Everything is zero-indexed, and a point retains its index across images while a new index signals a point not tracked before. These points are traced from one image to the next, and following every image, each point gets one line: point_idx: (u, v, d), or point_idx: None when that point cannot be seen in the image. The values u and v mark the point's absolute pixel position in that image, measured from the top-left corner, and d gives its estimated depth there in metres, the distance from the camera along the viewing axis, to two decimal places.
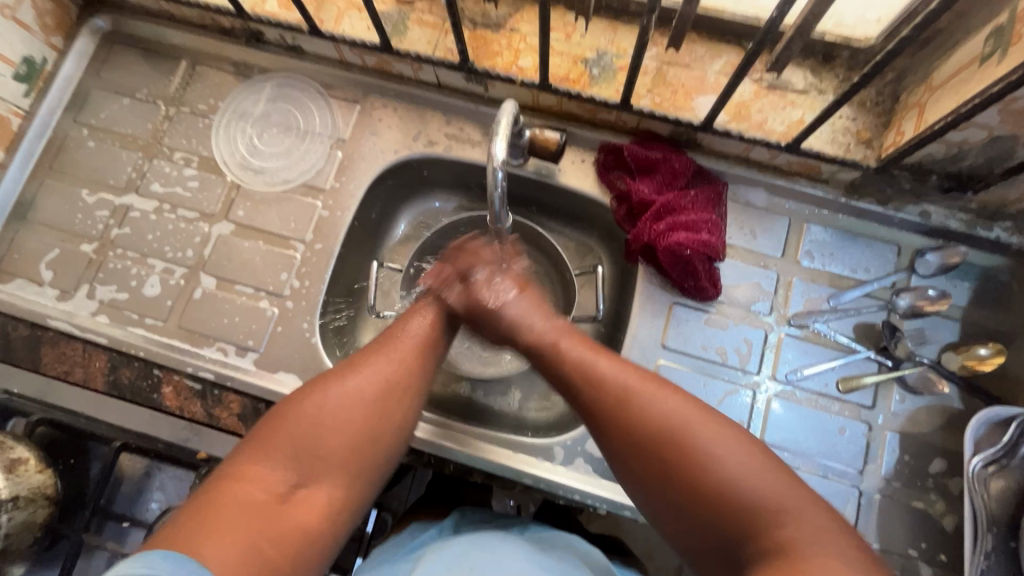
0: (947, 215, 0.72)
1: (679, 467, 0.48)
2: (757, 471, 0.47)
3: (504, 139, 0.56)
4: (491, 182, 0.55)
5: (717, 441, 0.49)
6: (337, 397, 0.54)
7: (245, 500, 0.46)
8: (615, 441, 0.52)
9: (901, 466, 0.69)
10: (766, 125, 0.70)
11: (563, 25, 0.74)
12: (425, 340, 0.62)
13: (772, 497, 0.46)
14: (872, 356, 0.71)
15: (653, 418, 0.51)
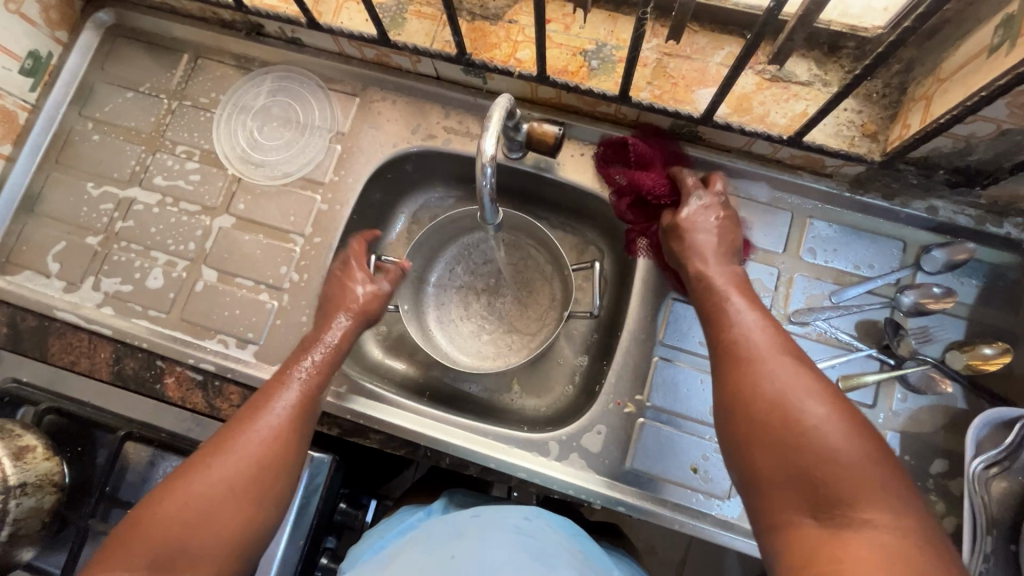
0: (955, 211, 0.71)
1: (784, 432, 0.47)
2: (863, 464, 0.45)
3: (495, 135, 0.55)
4: (480, 177, 0.55)
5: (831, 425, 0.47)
6: (199, 485, 0.56)
7: (147, 536, 0.53)
8: (727, 383, 0.53)
9: (901, 466, 0.68)
10: (768, 118, 0.68)
11: (562, 16, 0.73)
12: (293, 417, 0.62)
13: (858, 476, 0.44)
14: (874, 354, 0.70)
15: (772, 378, 0.51)
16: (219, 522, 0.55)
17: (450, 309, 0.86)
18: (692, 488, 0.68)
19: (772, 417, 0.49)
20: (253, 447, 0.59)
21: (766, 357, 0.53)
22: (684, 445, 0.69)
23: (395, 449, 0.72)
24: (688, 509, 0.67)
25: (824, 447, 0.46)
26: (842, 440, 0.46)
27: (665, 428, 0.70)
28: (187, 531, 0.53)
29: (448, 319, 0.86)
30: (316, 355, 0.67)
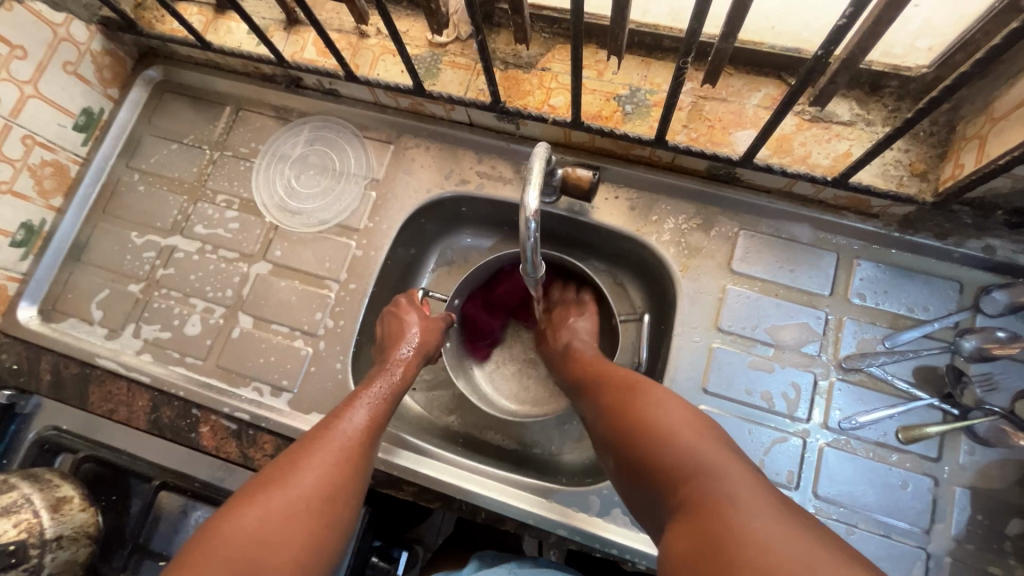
0: (1015, 250, 0.67)
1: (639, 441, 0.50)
2: (705, 455, 0.46)
3: (537, 189, 0.54)
4: (523, 231, 0.54)
5: (682, 429, 0.49)
6: (273, 497, 0.52)
7: (217, 551, 0.47)
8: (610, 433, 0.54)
9: (974, 527, 0.63)
10: (810, 159, 0.67)
11: (595, 63, 0.73)
12: (365, 434, 0.60)
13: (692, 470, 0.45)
14: (935, 404, 0.66)
15: (627, 407, 0.53)
16: (291, 540, 0.49)
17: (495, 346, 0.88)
18: None
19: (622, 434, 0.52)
20: (325, 463, 0.55)
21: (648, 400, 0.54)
22: None
23: (430, 503, 0.70)
24: None
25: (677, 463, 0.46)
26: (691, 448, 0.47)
27: None
28: (257, 555, 0.47)
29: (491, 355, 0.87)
30: (387, 379, 0.66)
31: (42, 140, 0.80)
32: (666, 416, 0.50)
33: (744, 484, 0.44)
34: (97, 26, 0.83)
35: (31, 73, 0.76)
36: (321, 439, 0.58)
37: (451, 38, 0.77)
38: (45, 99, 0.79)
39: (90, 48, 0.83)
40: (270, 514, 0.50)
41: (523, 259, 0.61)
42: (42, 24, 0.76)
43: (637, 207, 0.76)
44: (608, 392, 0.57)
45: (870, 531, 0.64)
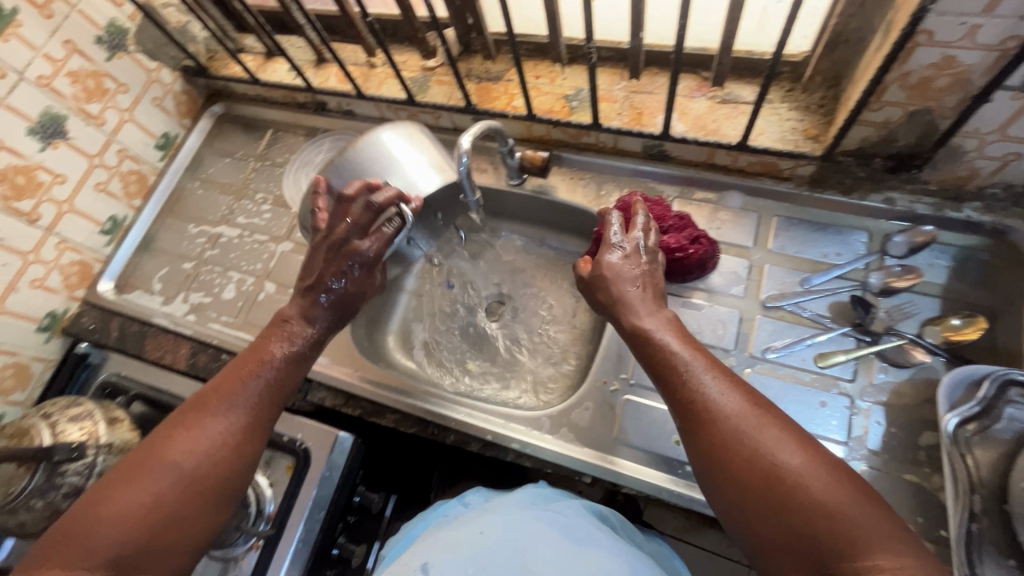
0: (912, 200, 0.76)
1: (760, 475, 0.48)
2: (846, 496, 0.45)
3: (471, 136, 0.72)
4: (458, 163, 0.71)
5: (816, 474, 0.47)
6: (132, 487, 0.55)
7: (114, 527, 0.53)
8: (702, 442, 0.52)
9: (889, 439, 0.68)
10: (721, 131, 0.80)
11: (548, 73, 0.91)
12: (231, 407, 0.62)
13: (827, 508, 0.45)
14: (848, 332, 0.74)
15: (738, 435, 0.50)
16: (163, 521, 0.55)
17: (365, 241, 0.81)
18: (676, 459, 0.71)
19: (726, 460, 0.50)
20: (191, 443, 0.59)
21: (727, 412, 0.52)
22: (667, 418, 0.74)
23: (407, 427, 0.82)
24: (676, 479, 0.70)
25: (812, 496, 0.45)
26: (820, 483, 0.46)
27: (648, 403, 0.76)
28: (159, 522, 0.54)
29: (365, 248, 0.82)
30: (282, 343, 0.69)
31: (131, 153, 1.05)
32: (789, 464, 0.48)
33: (884, 533, 0.43)
34: (180, 72, 1.10)
35: (130, 104, 1.02)
36: (186, 423, 0.60)
37: (438, 63, 0.98)
38: (137, 123, 1.04)
39: (172, 88, 1.10)
40: (144, 504, 0.55)
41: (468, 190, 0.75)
42: (140, 68, 1.02)
43: (589, 185, 0.91)
44: (716, 402, 0.53)
45: None
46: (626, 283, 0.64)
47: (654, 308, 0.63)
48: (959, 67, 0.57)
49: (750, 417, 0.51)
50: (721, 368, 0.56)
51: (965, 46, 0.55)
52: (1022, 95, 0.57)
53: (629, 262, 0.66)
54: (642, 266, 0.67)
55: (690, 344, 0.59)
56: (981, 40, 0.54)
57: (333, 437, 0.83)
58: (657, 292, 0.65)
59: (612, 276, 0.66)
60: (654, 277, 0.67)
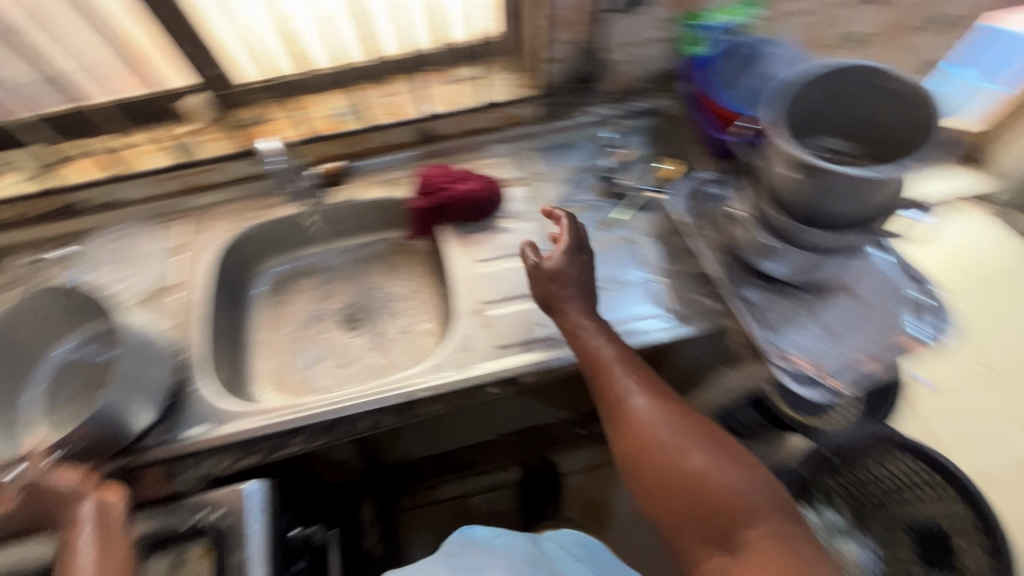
0: (602, 109, 1.09)
1: (673, 467, 0.60)
2: (736, 480, 0.58)
3: None
4: None
5: (722, 468, 0.59)
6: None
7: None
8: (625, 441, 0.65)
9: (667, 253, 0.95)
10: (464, 102, 1.03)
11: (308, 103, 1.03)
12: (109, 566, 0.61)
13: (726, 493, 0.57)
14: (609, 201, 1.01)
15: (659, 436, 0.63)
16: None
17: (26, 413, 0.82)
18: (547, 334, 0.88)
19: (646, 459, 0.62)
20: None
21: (647, 417, 0.64)
22: (526, 312, 0.90)
23: (316, 439, 0.82)
24: (553, 347, 0.86)
25: (713, 484, 0.58)
26: (724, 474, 0.59)
27: (507, 310, 0.91)
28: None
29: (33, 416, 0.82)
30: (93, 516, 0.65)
31: None
32: (696, 463, 0.60)
33: (768, 516, 0.56)
34: None
35: None
36: None
37: (196, 126, 1.02)
38: None
39: None
40: None
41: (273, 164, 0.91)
42: None
43: (387, 180, 1.05)
44: (639, 412, 0.65)
45: (614, 287, 0.92)
46: (568, 285, 0.76)
47: (588, 311, 0.76)
48: (580, 4, 0.88)
49: (670, 424, 0.63)
50: (649, 381, 0.69)
51: None
52: (619, 13, 0.91)
53: (574, 285, 0.77)
54: (579, 258, 0.79)
55: (626, 357, 0.71)
56: None
57: (241, 496, 0.74)
58: (590, 287, 0.78)
59: (557, 281, 0.77)
60: (586, 264, 0.79)
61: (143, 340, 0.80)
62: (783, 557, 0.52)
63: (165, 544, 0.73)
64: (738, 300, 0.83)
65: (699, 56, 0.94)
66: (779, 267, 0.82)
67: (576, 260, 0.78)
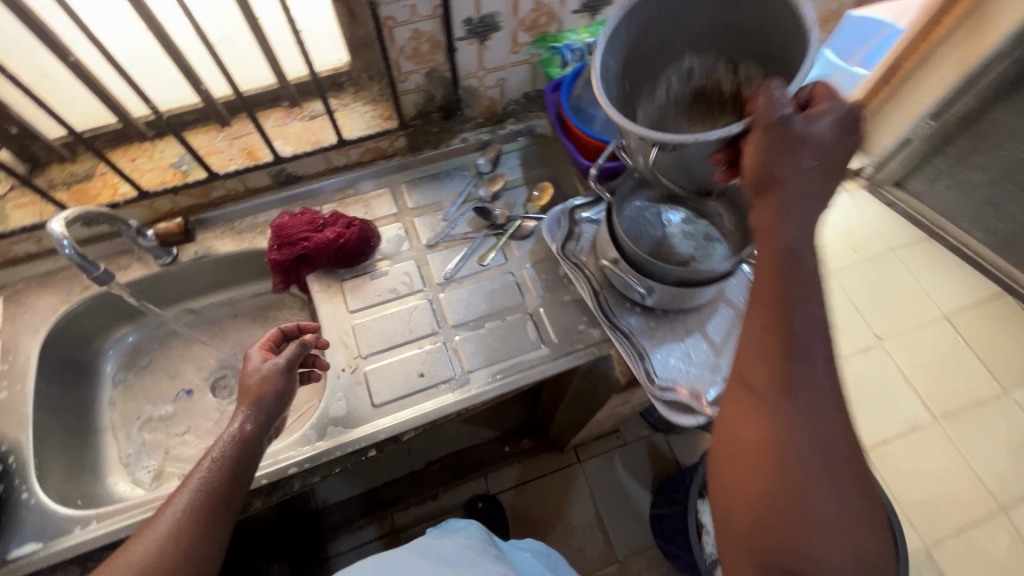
0: (476, 133, 1.05)
1: (791, 432, 0.49)
2: (820, 476, 0.48)
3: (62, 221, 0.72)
4: (59, 246, 0.71)
5: (830, 456, 0.49)
6: None
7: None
8: (727, 380, 0.54)
9: (546, 282, 0.93)
10: (323, 138, 0.95)
11: (143, 151, 0.92)
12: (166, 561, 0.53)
13: (806, 486, 0.47)
14: (488, 233, 0.97)
15: (766, 394, 0.50)
16: None
17: None
18: (428, 385, 0.83)
19: (742, 411, 0.51)
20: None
21: (773, 372, 0.50)
22: (406, 363, 0.85)
23: None
24: (434, 399, 0.82)
25: (795, 470, 0.48)
26: (817, 470, 0.48)
27: (386, 363, 0.85)
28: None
29: None
30: (224, 444, 0.62)
31: None
32: (817, 447, 0.48)
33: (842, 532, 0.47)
34: None
35: None
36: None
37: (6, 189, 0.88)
38: None
39: None
40: None
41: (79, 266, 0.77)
42: None
43: (244, 230, 0.96)
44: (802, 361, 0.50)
45: (495, 324, 0.89)
46: (803, 139, 0.51)
47: (799, 215, 0.52)
48: (426, 34, 0.83)
49: (819, 379, 0.50)
50: (816, 355, 0.51)
51: (419, 19, 0.80)
52: (471, 39, 0.86)
53: (821, 146, 0.51)
54: (832, 141, 0.52)
55: (810, 286, 0.52)
56: (423, 12, 0.79)
57: None
58: (829, 174, 0.52)
59: (786, 143, 0.50)
60: (842, 150, 0.52)
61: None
62: None
63: None
64: (612, 330, 0.83)
65: (559, 78, 0.93)
66: (652, 299, 0.81)
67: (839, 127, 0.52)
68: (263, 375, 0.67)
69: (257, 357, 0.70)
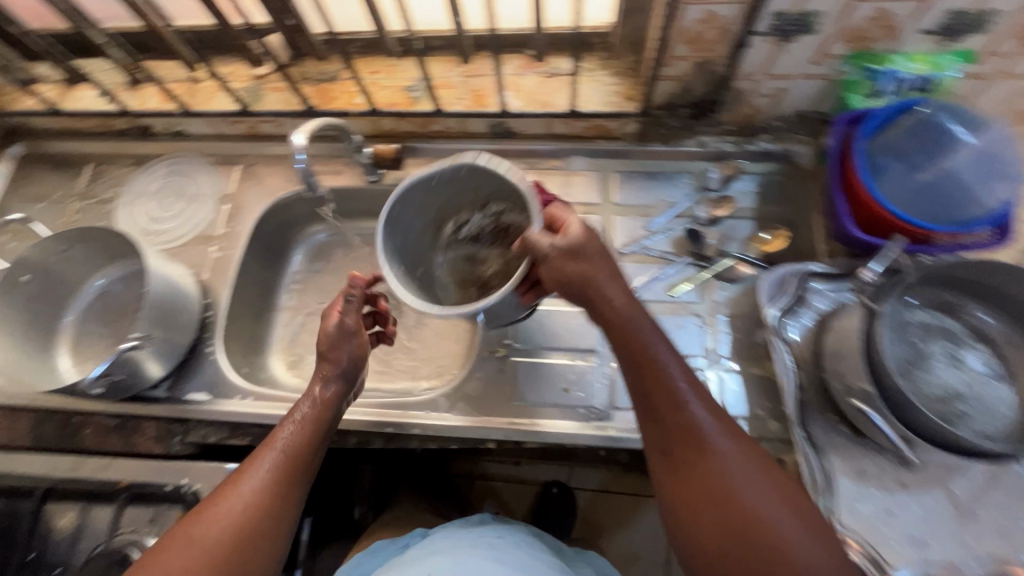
0: (718, 141, 0.89)
1: (693, 447, 0.52)
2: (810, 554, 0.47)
3: (304, 134, 0.74)
4: (296, 162, 0.75)
5: (755, 488, 0.50)
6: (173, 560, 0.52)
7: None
8: (671, 482, 0.53)
9: (735, 343, 0.79)
10: (553, 102, 0.88)
11: (385, 67, 0.92)
12: (271, 495, 0.58)
13: (807, 574, 0.46)
14: (689, 261, 0.84)
15: (717, 474, 0.51)
16: None
17: (80, 338, 0.85)
18: (569, 404, 0.77)
19: (687, 498, 0.52)
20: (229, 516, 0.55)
21: (723, 455, 0.51)
22: (554, 369, 0.79)
23: None
24: (569, 421, 0.76)
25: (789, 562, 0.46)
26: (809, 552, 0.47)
27: (535, 360, 0.81)
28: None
29: (78, 343, 0.85)
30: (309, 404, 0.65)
31: None
32: (744, 478, 0.50)
33: None
34: None
35: None
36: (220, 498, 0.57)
37: (269, 70, 0.95)
38: None
39: None
40: None
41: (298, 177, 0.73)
42: None
43: None
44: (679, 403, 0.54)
45: None
46: (597, 267, 0.57)
47: (670, 348, 0.56)
48: (720, 20, 0.68)
49: (711, 422, 0.53)
50: (725, 416, 0.55)
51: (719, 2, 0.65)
52: (770, 38, 0.69)
53: (593, 245, 0.58)
54: (596, 256, 0.58)
55: (666, 347, 0.56)
56: None
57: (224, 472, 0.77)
58: (636, 313, 0.57)
59: (607, 268, 0.58)
60: (621, 279, 0.59)
61: (176, 286, 0.81)
62: None
63: (145, 500, 0.77)
64: (806, 442, 0.67)
65: (860, 110, 0.74)
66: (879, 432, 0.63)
67: (595, 234, 0.59)
68: (335, 339, 0.67)
69: (353, 302, 0.69)
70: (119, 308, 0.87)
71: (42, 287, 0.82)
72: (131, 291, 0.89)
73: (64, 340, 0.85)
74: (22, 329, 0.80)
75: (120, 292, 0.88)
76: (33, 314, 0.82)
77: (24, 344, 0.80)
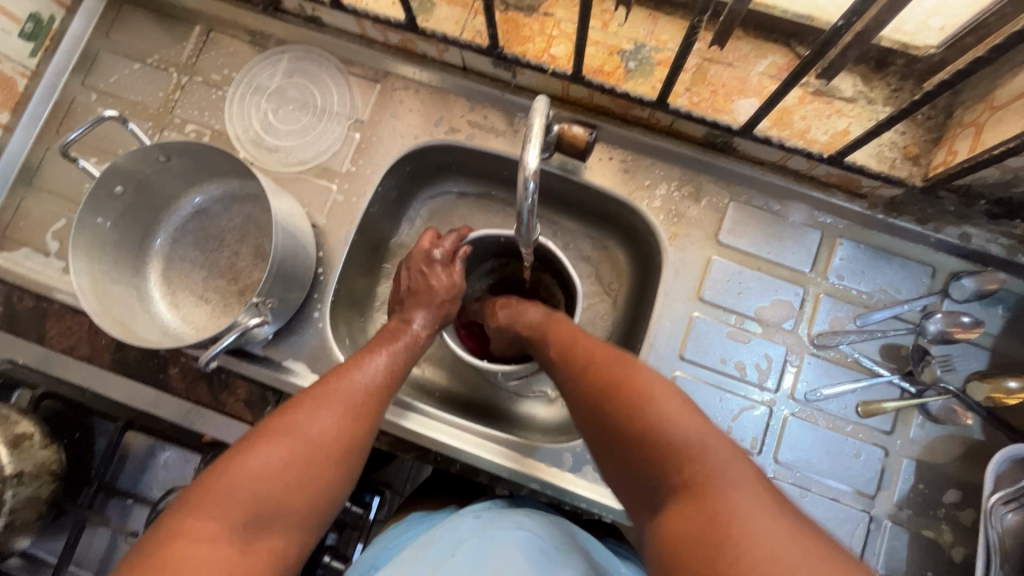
0: (988, 239, 0.69)
1: (627, 413, 0.51)
2: (698, 432, 0.49)
3: (536, 148, 0.51)
4: (521, 191, 0.51)
5: (650, 387, 0.52)
6: (292, 434, 0.52)
7: (224, 491, 0.48)
8: (588, 415, 0.55)
9: (915, 494, 0.67)
10: (809, 134, 0.66)
11: (600, 12, 0.69)
12: (385, 384, 0.60)
13: (686, 434, 0.49)
14: (895, 381, 0.69)
15: (614, 386, 0.54)
16: (300, 484, 0.51)
17: (176, 261, 0.75)
18: None
19: (609, 421, 0.52)
20: (343, 399, 0.56)
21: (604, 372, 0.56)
22: None
23: (405, 452, 0.74)
24: None
25: (678, 435, 0.48)
26: (688, 421, 0.49)
27: None
28: (275, 491, 0.49)
29: (174, 266, 0.75)
30: (407, 339, 0.66)
31: None
32: (658, 395, 0.51)
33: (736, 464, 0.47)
34: None
35: None
36: (339, 387, 0.57)
37: None
38: None
39: None
40: (290, 471, 0.50)
41: (516, 221, 0.57)
42: None
43: (631, 169, 0.74)
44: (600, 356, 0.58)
45: (821, 496, 0.68)
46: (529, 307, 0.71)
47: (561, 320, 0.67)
48: None
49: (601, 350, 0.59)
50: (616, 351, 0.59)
51: None
52: None
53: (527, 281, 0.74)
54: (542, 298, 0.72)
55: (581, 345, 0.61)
56: None
57: None
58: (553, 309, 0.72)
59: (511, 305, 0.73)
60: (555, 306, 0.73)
61: (292, 229, 0.67)
62: (770, 525, 0.42)
63: None
64: None
65: None
66: None
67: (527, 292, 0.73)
68: (447, 287, 0.70)
69: (443, 265, 0.71)
70: (220, 238, 0.76)
71: (141, 204, 0.70)
72: (237, 220, 0.76)
73: (154, 264, 0.74)
74: (114, 248, 0.68)
75: (224, 219, 0.76)
76: (127, 227, 0.70)
77: (114, 266, 0.69)
